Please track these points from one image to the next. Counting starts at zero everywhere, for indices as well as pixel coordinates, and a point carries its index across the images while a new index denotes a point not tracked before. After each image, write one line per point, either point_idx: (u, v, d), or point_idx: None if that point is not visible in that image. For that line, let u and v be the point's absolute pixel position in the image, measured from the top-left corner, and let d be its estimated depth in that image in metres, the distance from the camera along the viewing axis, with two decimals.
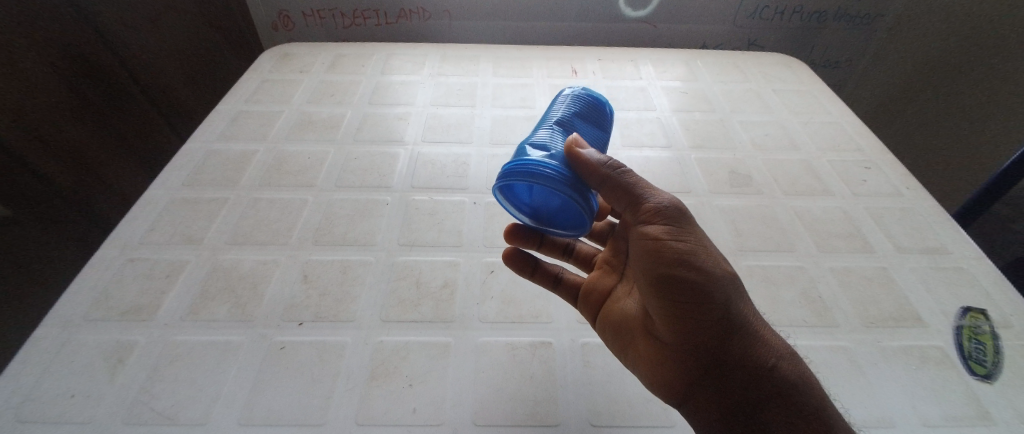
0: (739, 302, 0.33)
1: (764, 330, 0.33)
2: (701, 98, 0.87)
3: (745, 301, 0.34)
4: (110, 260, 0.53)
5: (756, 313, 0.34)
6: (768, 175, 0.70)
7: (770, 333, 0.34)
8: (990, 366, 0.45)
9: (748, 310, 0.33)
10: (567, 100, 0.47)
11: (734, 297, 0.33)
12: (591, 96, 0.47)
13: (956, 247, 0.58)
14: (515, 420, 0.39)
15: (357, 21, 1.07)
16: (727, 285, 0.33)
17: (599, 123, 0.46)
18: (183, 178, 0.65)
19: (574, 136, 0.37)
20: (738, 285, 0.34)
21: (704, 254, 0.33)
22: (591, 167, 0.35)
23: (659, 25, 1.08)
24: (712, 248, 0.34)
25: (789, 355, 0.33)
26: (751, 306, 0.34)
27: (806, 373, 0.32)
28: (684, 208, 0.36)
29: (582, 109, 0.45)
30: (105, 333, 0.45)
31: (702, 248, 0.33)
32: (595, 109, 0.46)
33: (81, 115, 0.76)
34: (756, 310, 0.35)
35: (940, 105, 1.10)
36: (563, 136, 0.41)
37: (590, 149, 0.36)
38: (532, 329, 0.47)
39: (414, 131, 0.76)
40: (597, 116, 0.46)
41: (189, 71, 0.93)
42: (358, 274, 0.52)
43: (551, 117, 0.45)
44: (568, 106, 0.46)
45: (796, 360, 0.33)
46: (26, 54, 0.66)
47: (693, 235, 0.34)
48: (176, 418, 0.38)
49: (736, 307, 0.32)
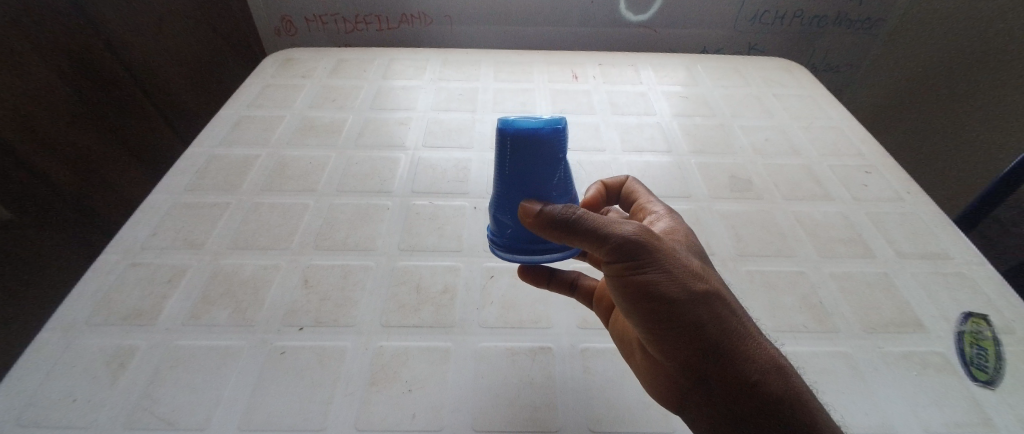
0: (718, 320, 0.30)
1: (749, 338, 0.31)
2: (701, 102, 0.87)
3: (727, 314, 0.31)
4: (111, 265, 0.53)
5: (740, 317, 0.32)
6: (769, 180, 0.70)
7: (754, 340, 0.31)
8: (992, 371, 0.45)
9: (729, 321, 0.30)
10: (507, 145, 0.35)
11: (709, 319, 0.29)
12: (529, 134, 0.34)
13: (958, 252, 0.58)
14: (516, 426, 0.39)
15: (358, 26, 1.08)
16: (702, 308, 0.29)
17: (552, 161, 0.35)
18: (185, 183, 0.65)
19: (522, 216, 0.35)
20: (716, 302, 0.30)
21: (672, 281, 0.29)
22: (542, 229, 0.33)
23: (660, 30, 1.09)
24: (683, 268, 0.30)
25: (776, 360, 0.31)
26: (735, 315, 0.31)
27: (793, 376, 0.30)
28: (650, 231, 0.31)
29: (527, 160, 0.35)
30: (106, 338, 0.45)
31: (670, 275, 0.30)
32: (547, 153, 0.35)
33: (84, 115, 0.76)
34: (739, 315, 0.32)
35: (930, 110, 1.11)
36: (515, 203, 0.37)
37: (538, 223, 0.33)
38: (531, 334, 0.47)
39: (414, 136, 0.76)
40: (552, 156, 0.35)
41: (193, 75, 0.94)
42: (358, 279, 0.52)
43: (497, 170, 0.37)
44: (509, 156, 0.35)
45: (781, 364, 0.31)
46: (31, 57, 0.67)
47: (660, 262, 0.29)
48: (176, 423, 0.38)
49: (714, 329, 0.30)
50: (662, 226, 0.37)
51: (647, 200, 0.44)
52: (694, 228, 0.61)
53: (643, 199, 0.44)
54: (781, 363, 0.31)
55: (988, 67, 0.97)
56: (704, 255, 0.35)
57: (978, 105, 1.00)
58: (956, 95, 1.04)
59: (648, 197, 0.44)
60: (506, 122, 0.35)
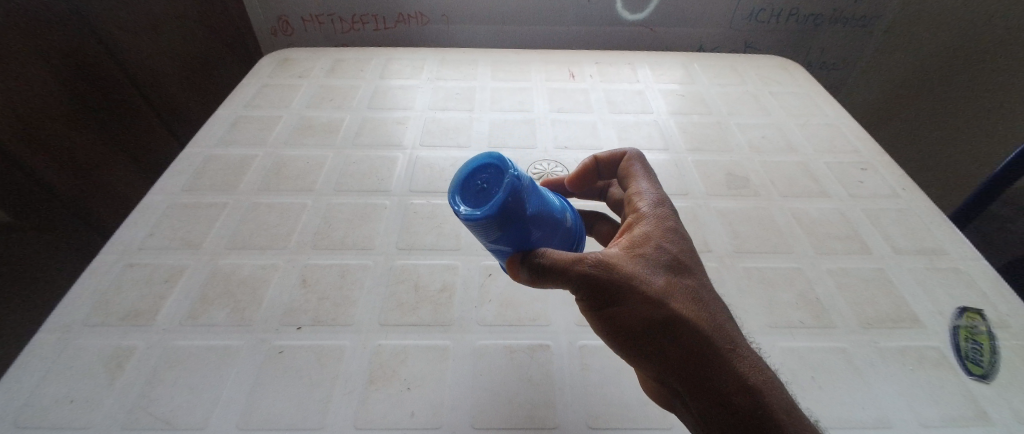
0: (686, 343, 0.28)
1: (725, 356, 0.28)
2: (698, 100, 0.88)
3: (695, 336, 0.28)
4: (109, 266, 0.53)
5: (716, 334, 0.29)
6: (766, 177, 0.70)
7: (732, 357, 0.28)
8: (987, 366, 0.45)
9: (697, 342, 0.28)
10: (478, 233, 0.29)
11: (672, 346, 0.28)
12: (497, 219, 0.27)
13: (954, 248, 0.58)
14: (513, 424, 0.39)
15: (355, 26, 1.08)
16: (664, 335, 0.28)
17: (527, 211, 0.29)
18: (182, 183, 0.65)
19: (532, 283, 0.32)
20: (679, 325, 0.28)
21: (629, 312, 0.29)
22: (534, 285, 0.32)
23: (657, 28, 1.09)
24: (640, 295, 0.29)
25: (756, 378, 0.27)
26: (706, 335, 0.28)
27: (775, 394, 0.27)
28: (610, 262, 0.30)
29: (508, 233, 0.29)
30: (105, 338, 0.45)
31: (628, 306, 0.29)
32: (509, 223, 0.28)
33: (82, 118, 0.76)
34: (715, 331, 0.29)
35: (926, 107, 1.12)
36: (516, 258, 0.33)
37: (540, 283, 0.32)
38: (530, 331, 0.47)
39: (412, 135, 0.76)
40: (518, 216, 0.28)
41: (190, 77, 0.95)
42: (357, 278, 0.52)
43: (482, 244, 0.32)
44: (489, 238, 0.29)
45: (762, 380, 0.27)
46: (29, 61, 0.67)
47: (616, 295, 0.29)
48: (175, 422, 0.38)
49: (678, 356, 0.28)
50: (641, 229, 0.33)
51: (640, 188, 0.38)
52: (691, 225, 0.61)
53: (636, 183, 0.38)
54: (762, 379, 0.28)
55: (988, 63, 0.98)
56: (684, 261, 0.32)
57: (976, 100, 1.02)
58: (955, 91, 1.05)
59: (643, 180, 0.39)
60: (453, 204, 0.28)
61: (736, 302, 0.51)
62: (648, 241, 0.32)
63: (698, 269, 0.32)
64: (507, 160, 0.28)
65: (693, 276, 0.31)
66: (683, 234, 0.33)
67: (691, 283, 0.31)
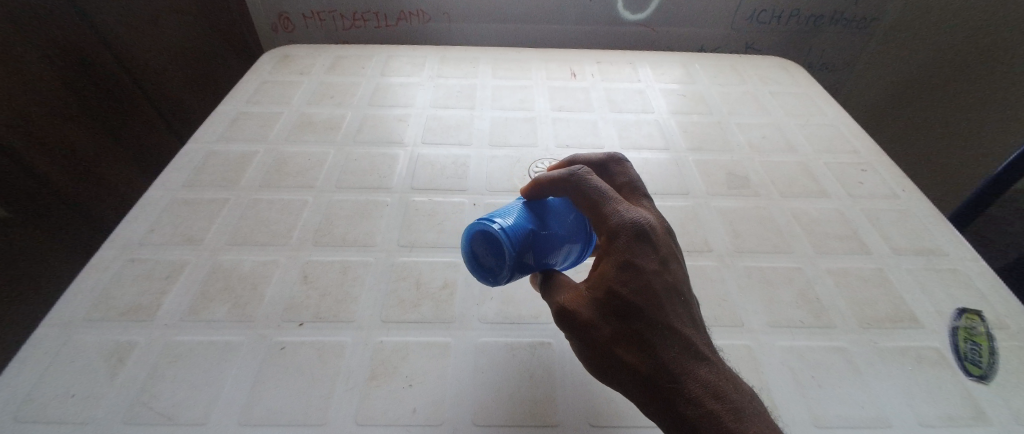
0: (638, 381, 0.30)
1: (672, 396, 0.29)
2: (699, 100, 0.88)
3: (640, 377, 0.29)
4: (109, 261, 0.52)
5: (662, 376, 0.29)
6: (766, 176, 0.70)
7: (679, 396, 0.28)
8: (985, 367, 0.45)
9: (644, 382, 0.29)
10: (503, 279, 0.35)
11: (628, 381, 0.30)
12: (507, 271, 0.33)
13: (952, 249, 0.59)
14: (515, 421, 0.39)
15: (356, 23, 1.08)
16: (619, 371, 0.30)
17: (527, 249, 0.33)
18: (183, 179, 0.65)
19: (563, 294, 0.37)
20: (627, 367, 0.30)
21: (588, 349, 0.31)
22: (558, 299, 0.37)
23: (657, 28, 1.09)
24: (591, 339, 0.30)
25: (704, 417, 0.28)
26: (651, 378, 0.29)
27: None
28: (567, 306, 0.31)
29: (524, 269, 0.34)
30: (105, 333, 0.45)
31: (586, 344, 0.31)
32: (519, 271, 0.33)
33: (81, 113, 0.75)
34: (662, 374, 0.29)
35: (924, 106, 1.13)
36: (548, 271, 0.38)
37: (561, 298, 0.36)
38: (530, 329, 0.47)
39: (413, 133, 0.76)
40: (523, 259, 0.33)
41: (190, 73, 0.94)
42: (358, 275, 0.52)
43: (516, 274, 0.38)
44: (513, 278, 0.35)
45: (710, 421, 0.27)
46: (29, 56, 0.66)
47: (575, 335, 0.31)
48: (176, 418, 0.38)
49: (633, 389, 0.30)
50: (597, 266, 0.31)
51: (604, 221, 0.32)
52: (691, 224, 0.61)
53: (594, 204, 0.32)
54: (711, 419, 0.27)
55: (988, 60, 0.99)
56: (638, 302, 0.29)
57: (978, 96, 1.03)
58: (955, 89, 1.06)
59: (601, 207, 0.32)
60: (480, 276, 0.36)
61: (736, 300, 0.51)
62: (600, 281, 0.30)
63: (659, 304, 0.29)
64: (498, 229, 0.32)
65: (648, 317, 0.29)
66: (641, 269, 0.29)
67: (643, 324, 0.29)
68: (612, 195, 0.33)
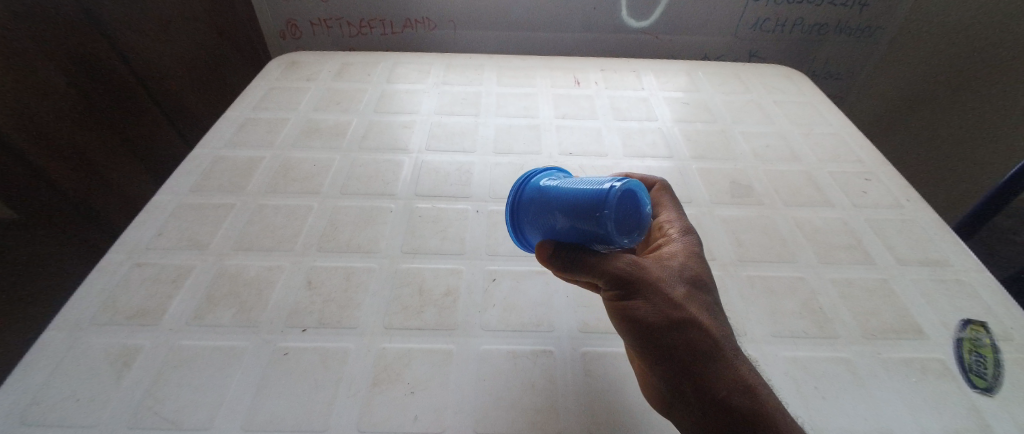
0: (698, 343, 0.30)
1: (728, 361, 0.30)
2: (702, 108, 0.88)
3: (704, 338, 0.30)
4: (117, 265, 0.53)
5: (722, 342, 0.30)
6: (769, 185, 0.70)
7: (734, 363, 0.30)
8: (990, 378, 0.45)
9: (705, 344, 0.29)
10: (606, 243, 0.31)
11: (688, 345, 0.30)
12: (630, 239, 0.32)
13: (957, 260, 0.58)
14: (515, 429, 0.39)
15: (363, 30, 1.09)
16: (681, 333, 0.30)
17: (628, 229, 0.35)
18: (191, 183, 0.66)
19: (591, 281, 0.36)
20: (693, 326, 0.30)
21: (655, 307, 0.31)
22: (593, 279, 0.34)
23: (661, 36, 1.09)
24: (664, 296, 0.31)
25: (754, 383, 0.29)
26: (713, 339, 0.30)
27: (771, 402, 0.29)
28: (641, 263, 0.32)
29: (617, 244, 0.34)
30: (113, 336, 0.45)
31: (655, 301, 0.31)
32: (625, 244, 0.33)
33: (90, 118, 0.76)
34: (721, 339, 0.30)
35: (932, 113, 1.12)
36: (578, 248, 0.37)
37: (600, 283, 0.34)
38: (533, 336, 0.47)
39: (417, 139, 0.77)
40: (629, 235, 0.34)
41: (199, 79, 0.96)
42: (361, 281, 0.52)
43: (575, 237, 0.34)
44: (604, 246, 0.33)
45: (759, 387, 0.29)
46: (42, 62, 0.68)
47: (645, 290, 0.31)
48: (180, 423, 0.38)
49: (693, 353, 0.29)
50: (665, 248, 0.36)
51: (668, 216, 0.40)
52: None
53: (663, 212, 0.41)
54: (759, 386, 0.29)
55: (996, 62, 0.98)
56: (703, 279, 0.33)
57: (986, 101, 1.02)
58: (964, 92, 1.05)
59: (668, 210, 0.41)
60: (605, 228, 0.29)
61: (739, 310, 0.51)
62: (673, 257, 0.34)
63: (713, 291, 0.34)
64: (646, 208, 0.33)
65: (709, 294, 0.33)
66: (703, 258, 0.35)
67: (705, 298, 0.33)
68: (676, 208, 0.42)
